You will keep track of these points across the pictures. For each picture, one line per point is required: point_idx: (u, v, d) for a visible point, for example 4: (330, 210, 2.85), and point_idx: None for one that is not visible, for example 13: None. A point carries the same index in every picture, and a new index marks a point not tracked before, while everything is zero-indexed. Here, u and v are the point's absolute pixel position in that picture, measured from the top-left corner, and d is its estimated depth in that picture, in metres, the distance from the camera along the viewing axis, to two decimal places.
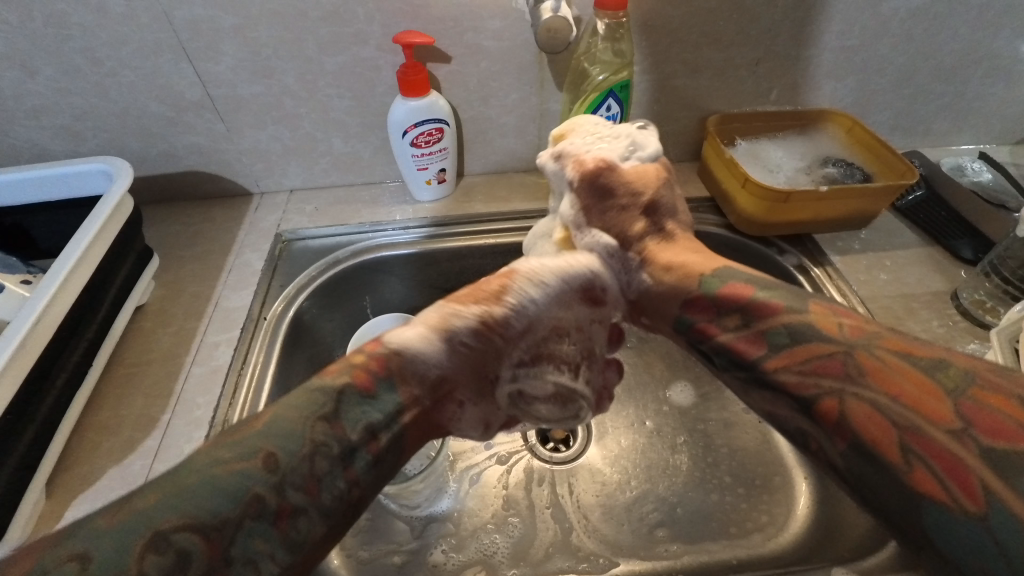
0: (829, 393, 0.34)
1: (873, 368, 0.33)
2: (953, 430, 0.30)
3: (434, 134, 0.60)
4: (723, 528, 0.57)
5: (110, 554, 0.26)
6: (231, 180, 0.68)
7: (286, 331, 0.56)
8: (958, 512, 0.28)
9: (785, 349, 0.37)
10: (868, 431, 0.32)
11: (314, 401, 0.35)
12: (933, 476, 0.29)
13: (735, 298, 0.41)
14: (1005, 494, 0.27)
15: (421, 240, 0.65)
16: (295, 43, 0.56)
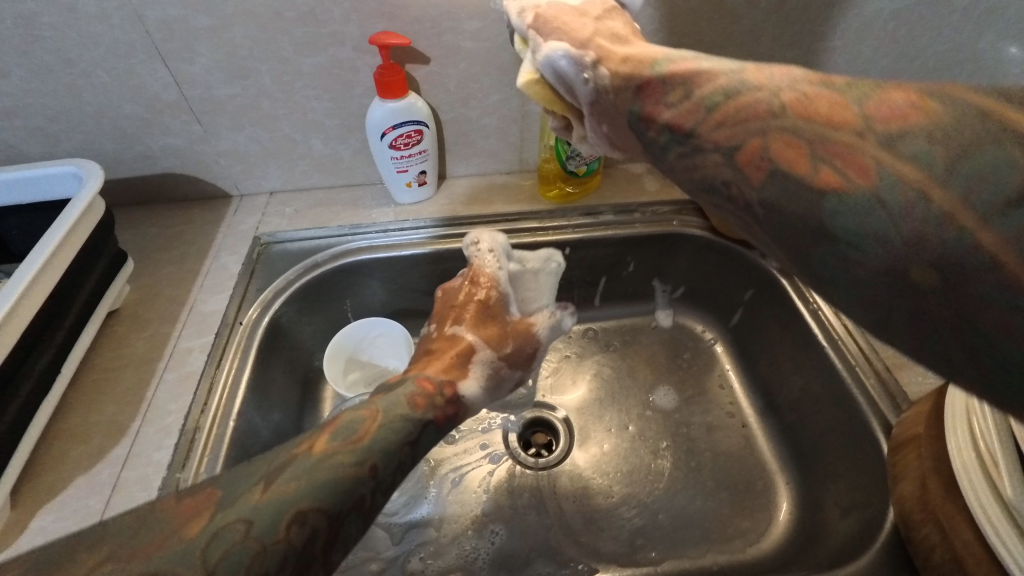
0: (756, 135, 0.30)
1: (818, 110, 0.28)
2: (857, 129, 0.26)
3: (413, 136, 0.60)
4: (705, 534, 0.56)
5: (266, 523, 0.33)
6: (210, 182, 0.67)
7: (263, 336, 0.56)
8: (852, 190, 0.26)
9: (719, 108, 0.32)
10: (784, 157, 0.29)
11: (407, 424, 0.42)
12: (836, 170, 0.26)
13: (683, 72, 0.34)
14: (901, 169, 0.24)
15: (432, 239, 0.65)
16: (270, 43, 0.55)
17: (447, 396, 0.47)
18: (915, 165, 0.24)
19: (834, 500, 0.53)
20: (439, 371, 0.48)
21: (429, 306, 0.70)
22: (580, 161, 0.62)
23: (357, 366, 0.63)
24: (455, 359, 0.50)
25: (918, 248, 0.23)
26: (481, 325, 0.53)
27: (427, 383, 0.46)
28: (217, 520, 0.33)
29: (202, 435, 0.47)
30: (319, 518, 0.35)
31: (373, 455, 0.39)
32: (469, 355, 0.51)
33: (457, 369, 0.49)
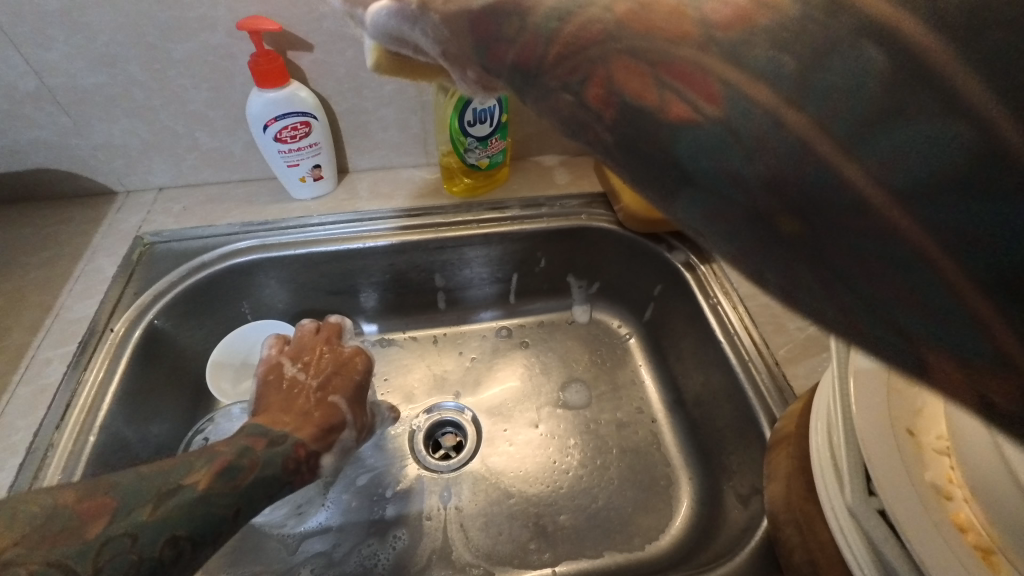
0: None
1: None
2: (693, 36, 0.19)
3: (300, 129, 0.56)
4: (608, 532, 0.55)
5: (149, 538, 0.34)
6: (89, 178, 0.62)
7: (136, 344, 0.52)
8: (700, 120, 0.19)
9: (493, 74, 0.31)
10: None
11: (277, 479, 0.42)
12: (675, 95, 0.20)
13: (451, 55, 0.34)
14: (744, 82, 0.17)
15: (344, 236, 0.62)
16: (133, 28, 0.51)
17: (310, 464, 0.46)
18: (765, 83, 0.17)
19: (734, 491, 0.52)
20: (313, 438, 0.47)
21: (335, 305, 0.67)
22: (480, 154, 0.60)
23: (249, 375, 0.58)
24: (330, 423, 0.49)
25: (781, 193, 0.17)
26: (351, 395, 0.52)
27: (302, 450, 0.45)
28: (112, 527, 0.33)
29: (54, 453, 0.44)
30: (189, 545, 0.35)
31: (243, 502, 0.39)
32: (339, 425, 0.49)
33: (327, 436, 0.48)
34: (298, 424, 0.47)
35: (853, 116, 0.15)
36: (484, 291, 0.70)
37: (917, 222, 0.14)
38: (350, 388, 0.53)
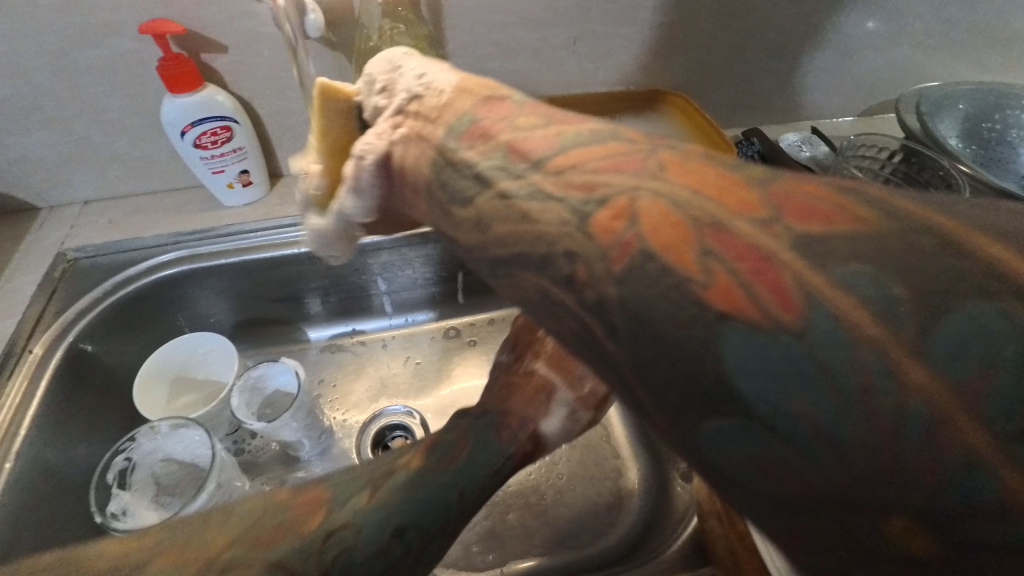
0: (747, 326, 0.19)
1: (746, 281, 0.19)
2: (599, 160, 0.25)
3: (220, 134, 0.55)
4: (556, 529, 0.54)
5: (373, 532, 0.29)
6: (8, 195, 0.60)
7: (57, 364, 0.51)
8: (763, 323, 0.18)
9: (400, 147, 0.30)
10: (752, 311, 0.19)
11: (476, 482, 0.33)
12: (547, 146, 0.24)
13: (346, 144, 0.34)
14: (837, 298, 0.18)
15: (279, 241, 0.60)
16: (32, 35, 0.49)
17: (524, 441, 0.38)
18: (861, 298, 0.17)
19: None
20: (516, 411, 0.39)
21: (278, 313, 0.65)
22: None
23: (185, 390, 0.57)
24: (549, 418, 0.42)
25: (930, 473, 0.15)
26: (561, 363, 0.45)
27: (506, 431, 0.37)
28: (332, 519, 0.29)
29: None
30: (414, 536, 0.30)
31: (466, 478, 0.33)
32: (547, 392, 0.42)
33: (539, 402, 0.41)
34: (499, 397, 0.41)
35: (939, 354, 0.16)
36: (404, 300, 0.69)
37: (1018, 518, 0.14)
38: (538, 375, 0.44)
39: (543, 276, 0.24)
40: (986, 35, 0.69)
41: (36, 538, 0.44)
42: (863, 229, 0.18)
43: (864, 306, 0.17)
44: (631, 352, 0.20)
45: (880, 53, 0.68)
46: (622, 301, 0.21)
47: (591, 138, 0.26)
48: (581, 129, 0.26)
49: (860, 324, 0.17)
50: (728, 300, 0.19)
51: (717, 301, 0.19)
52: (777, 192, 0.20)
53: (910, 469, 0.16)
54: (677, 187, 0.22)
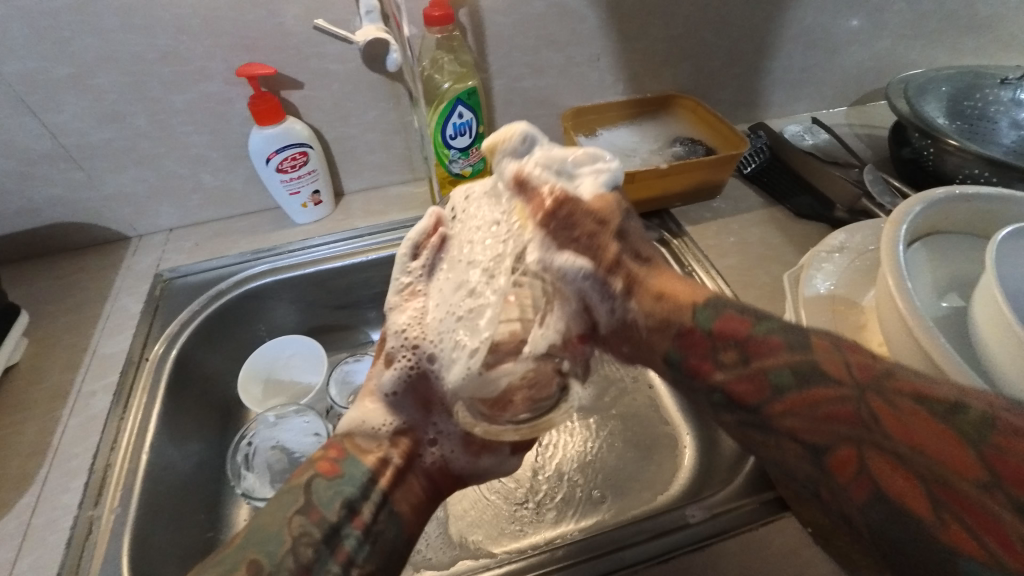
0: (846, 442, 0.29)
1: (888, 415, 0.28)
2: (745, 372, 0.34)
3: (298, 159, 0.62)
4: (620, 492, 0.61)
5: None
6: (103, 228, 0.67)
7: (170, 371, 0.56)
8: (954, 485, 0.26)
9: (792, 392, 0.32)
10: (892, 485, 0.27)
11: (305, 505, 0.39)
12: (711, 359, 0.36)
13: (731, 332, 0.36)
14: (927, 462, 0.27)
15: (346, 252, 0.67)
16: (137, 85, 0.56)
17: (330, 457, 0.43)
18: (935, 454, 0.27)
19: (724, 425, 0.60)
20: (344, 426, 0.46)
21: (342, 319, 0.72)
22: (463, 163, 0.65)
23: (275, 391, 0.63)
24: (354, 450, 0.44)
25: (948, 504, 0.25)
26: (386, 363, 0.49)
27: (325, 464, 0.42)
28: None
29: (114, 472, 0.48)
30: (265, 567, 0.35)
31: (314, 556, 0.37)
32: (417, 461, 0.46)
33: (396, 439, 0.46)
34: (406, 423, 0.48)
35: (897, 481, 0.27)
36: None
37: (914, 490, 0.26)
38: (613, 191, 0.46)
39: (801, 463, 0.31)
40: (951, 23, 0.79)
41: (172, 525, 0.50)
42: (856, 432, 0.29)
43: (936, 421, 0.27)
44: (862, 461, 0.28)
45: (861, 48, 0.79)
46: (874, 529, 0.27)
47: (802, 381, 0.32)
48: (787, 364, 0.33)
49: (962, 542, 0.25)
50: (843, 469, 0.29)
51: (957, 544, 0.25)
52: (869, 408, 0.29)
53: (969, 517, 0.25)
54: (868, 415, 0.29)
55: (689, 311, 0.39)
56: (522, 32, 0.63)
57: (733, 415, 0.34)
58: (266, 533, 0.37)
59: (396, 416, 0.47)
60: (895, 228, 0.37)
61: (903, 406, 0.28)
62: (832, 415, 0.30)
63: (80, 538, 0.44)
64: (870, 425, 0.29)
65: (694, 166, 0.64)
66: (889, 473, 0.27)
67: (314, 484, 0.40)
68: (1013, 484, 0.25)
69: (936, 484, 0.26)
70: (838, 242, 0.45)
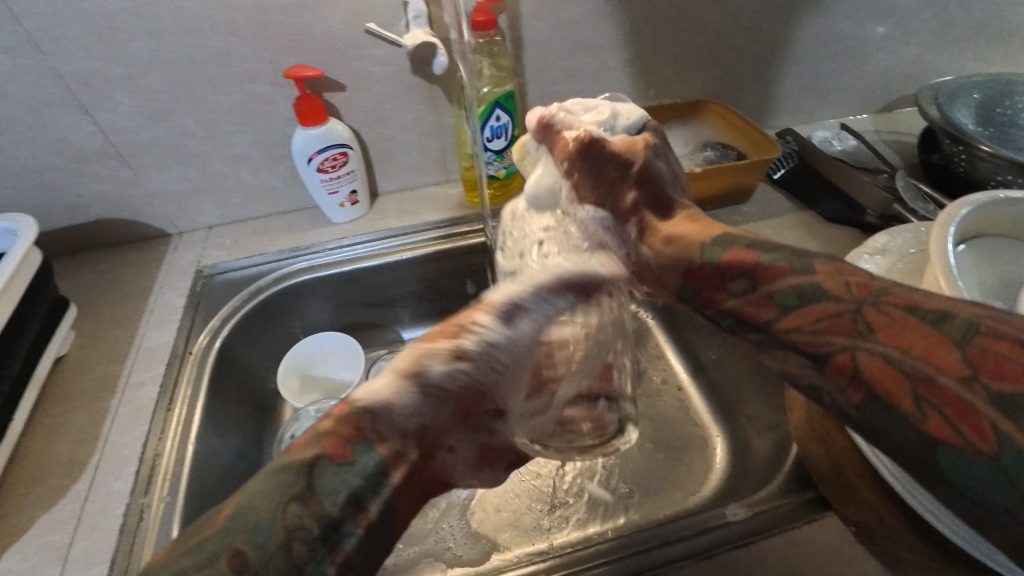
0: (841, 349, 0.32)
1: (884, 324, 0.31)
2: (755, 291, 0.38)
3: (338, 159, 0.63)
4: (652, 492, 0.61)
5: None
6: (145, 224, 0.68)
7: (213, 364, 0.58)
8: (936, 376, 0.28)
9: (795, 309, 0.35)
10: (880, 383, 0.30)
11: (302, 489, 0.28)
12: (722, 282, 0.40)
13: (739, 262, 0.39)
14: (907, 356, 0.30)
15: (382, 251, 0.68)
16: (187, 86, 0.58)
17: (344, 428, 0.31)
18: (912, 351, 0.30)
19: (755, 428, 0.60)
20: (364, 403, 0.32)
21: (375, 317, 0.73)
22: (498, 165, 0.66)
23: (311, 386, 0.64)
24: (372, 434, 0.32)
25: (927, 395, 0.28)
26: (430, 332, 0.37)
27: (336, 447, 0.30)
28: None
29: (162, 461, 0.49)
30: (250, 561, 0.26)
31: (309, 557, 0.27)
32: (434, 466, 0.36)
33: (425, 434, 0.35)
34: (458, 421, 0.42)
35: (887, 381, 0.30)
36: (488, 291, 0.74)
37: (904, 387, 0.29)
38: (644, 131, 0.53)
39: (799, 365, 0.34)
40: (979, 31, 0.80)
41: (215, 515, 0.51)
42: (852, 337, 0.32)
43: (927, 331, 0.30)
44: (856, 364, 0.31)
45: (889, 55, 0.79)
46: (863, 421, 0.30)
47: (802, 299, 0.35)
48: (789, 286, 0.36)
49: (936, 429, 0.27)
50: (841, 374, 0.32)
51: (929, 430, 0.27)
52: (867, 315, 0.32)
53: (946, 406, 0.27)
54: (865, 327, 0.32)
55: (704, 246, 0.43)
56: (559, 38, 0.64)
57: (747, 332, 0.38)
58: (257, 518, 0.27)
59: (423, 411, 0.34)
60: (942, 230, 0.38)
61: (898, 321, 0.31)
62: (828, 323, 0.33)
63: (132, 525, 0.45)
64: (865, 334, 0.31)
65: (727, 171, 0.65)
66: (880, 373, 0.30)
67: (318, 468, 0.29)
68: (989, 376, 0.27)
69: (915, 378, 0.29)
70: (880, 245, 0.45)
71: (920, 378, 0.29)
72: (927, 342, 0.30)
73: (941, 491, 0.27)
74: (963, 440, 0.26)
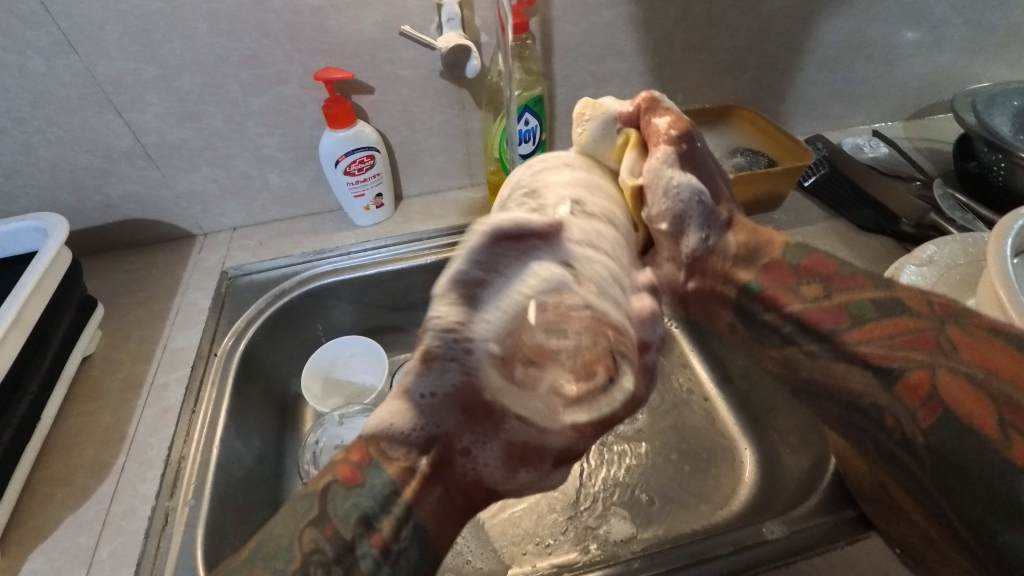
0: (922, 366, 0.32)
1: (966, 343, 0.32)
2: (825, 302, 0.37)
3: (365, 162, 0.63)
4: (682, 507, 0.59)
5: None
6: (172, 225, 0.68)
7: (238, 366, 0.57)
8: (1020, 396, 0.29)
9: (871, 322, 0.34)
10: (961, 403, 0.30)
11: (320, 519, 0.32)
12: (787, 290, 0.38)
13: (821, 268, 0.38)
14: (993, 390, 0.30)
15: (405, 254, 0.67)
16: (218, 87, 0.58)
17: (347, 442, 0.36)
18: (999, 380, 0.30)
19: (788, 445, 0.59)
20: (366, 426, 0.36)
21: (397, 321, 0.72)
22: None
23: (334, 389, 0.63)
24: (379, 455, 0.34)
25: (1009, 418, 0.29)
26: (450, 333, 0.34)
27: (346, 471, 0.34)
28: None
29: (187, 464, 0.49)
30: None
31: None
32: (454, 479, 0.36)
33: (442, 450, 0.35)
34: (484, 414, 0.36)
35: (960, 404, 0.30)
36: None
37: (987, 411, 0.30)
38: (673, 114, 0.41)
39: (869, 377, 0.34)
40: (1017, 37, 0.78)
41: (239, 519, 0.50)
42: (921, 349, 0.32)
43: (1015, 355, 0.31)
44: (934, 381, 0.31)
45: (923, 62, 0.78)
46: (932, 445, 0.31)
47: (880, 311, 0.35)
48: (868, 298, 0.35)
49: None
50: (914, 388, 0.32)
51: (1015, 458, 0.28)
52: (951, 331, 0.33)
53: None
54: (948, 344, 0.32)
55: (776, 245, 0.40)
56: (589, 41, 0.64)
57: (806, 340, 0.36)
58: (278, 545, 0.31)
59: (428, 422, 0.34)
60: (999, 242, 0.36)
61: (980, 340, 0.32)
62: (904, 329, 0.33)
63: (157, 528, 0.45)
64: (948, 352, 0.32)
65: (757, 178, 0.64)
66: (964, 394, 0.30)
67: (330, 491, 0.33)
68: None
69: (992, 405, 0.30)
70: (928, 255, 0.44)
71: (1001, 405, 0.29)
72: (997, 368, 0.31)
73: (1017, 526, 0.28)
74: None
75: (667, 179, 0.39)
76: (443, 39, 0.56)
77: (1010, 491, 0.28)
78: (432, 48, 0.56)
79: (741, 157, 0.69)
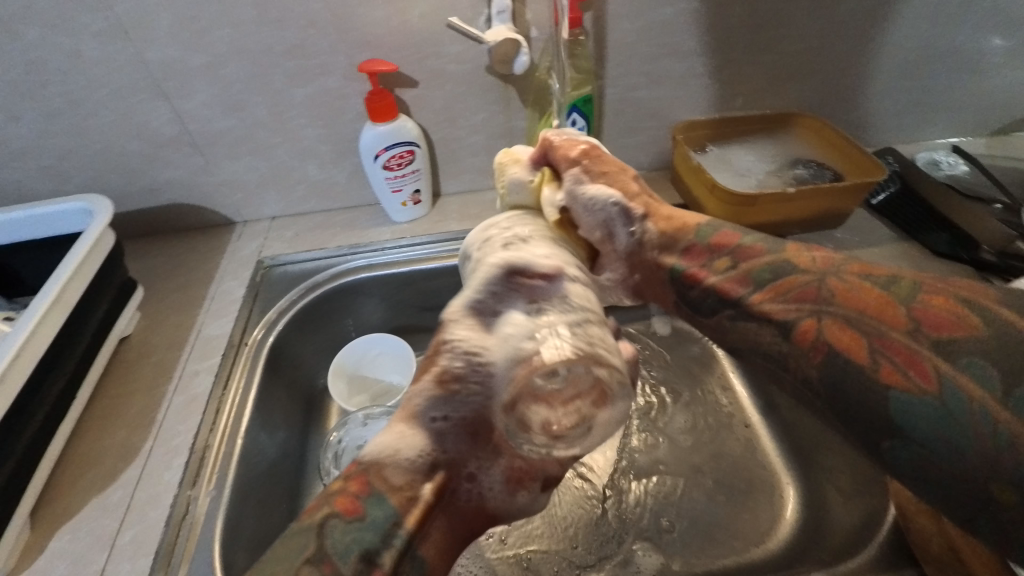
0: (809, 315, 0.34)
1: (843, 290, 0.34)
2: (729, 270, 0.39)
3: (405, 157, 0.62)
4: (717, 541, 0.55)
5: None
6: (213, 212, 0.69)
7: (267, 358, 0.57)
8: (892, 330, 0.31)
9: (769, 284, 0.37)
10: (842, 342, 0.32)
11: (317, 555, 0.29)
12: (700, 266, 0.41)
13: (726, 244, 0.41)
14: (873, 326, 0.31)
15: (441, 253, 0.65)
16: (264, 77, 0.58)
17: (347, 473, 0.33)
18: (875, 321, 0.32)
19: (837, 488, 0.54)
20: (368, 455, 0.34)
21: (428, 320, 0.71)
22: None
23: (360, 387, 0.62)
24: (382, 484, 0.33)
25: (893, 352, 0.30)
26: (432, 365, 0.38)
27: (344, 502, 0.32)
28: None
29: (211, 454, 0.48)
30: None
31: None
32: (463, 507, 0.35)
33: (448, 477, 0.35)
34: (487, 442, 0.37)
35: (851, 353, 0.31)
36: None
37: (870, 353, 0.31)
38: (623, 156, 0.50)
39: (771, 333, 0.35)
40: None
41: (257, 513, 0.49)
42: (813, 304, 0.34)
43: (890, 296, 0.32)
44: (821, 330, 0.33)
45: (1017, 72, 0.70)
46: (823, 380, 0.32)
47: (775, 273, 0.37)
48: (762, 264, 0.38)
49: (901, 384, 0.29)
50: (809, 335, 0.33)
51: (888, 381, 0.29)
52: (834, 282, 0.34)
53: (910, 363, 0.29)
54: (828, 293, 0.34)
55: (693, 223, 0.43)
56: (644, 40, 0.60)
57: (719, 308, 0.39)
58: None
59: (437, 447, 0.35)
60: None
61: (865, 291, 0.33)
62: (796, 288, 0.35)
63: (177, 517, 0.44)
64: (827, 299, 0.34)
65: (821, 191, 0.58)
66: (846, 335, 0.32)
67: (328, 528, 0.30)
68: (934, 329, 0.30)
69: (870, 345, 0.31)
70: None
71: (874, 339, 0.31)
72: (884, 311, 0.32)
73: (907, 448, 0.28)
74: (919, 392, 0.28)
75: (583, 196, 0.45)
76: (491, 33, 0.54)
77: (889, 418, 0.29)
78: (480, 41, 0.55)
79: (803, 170, 0.64)
